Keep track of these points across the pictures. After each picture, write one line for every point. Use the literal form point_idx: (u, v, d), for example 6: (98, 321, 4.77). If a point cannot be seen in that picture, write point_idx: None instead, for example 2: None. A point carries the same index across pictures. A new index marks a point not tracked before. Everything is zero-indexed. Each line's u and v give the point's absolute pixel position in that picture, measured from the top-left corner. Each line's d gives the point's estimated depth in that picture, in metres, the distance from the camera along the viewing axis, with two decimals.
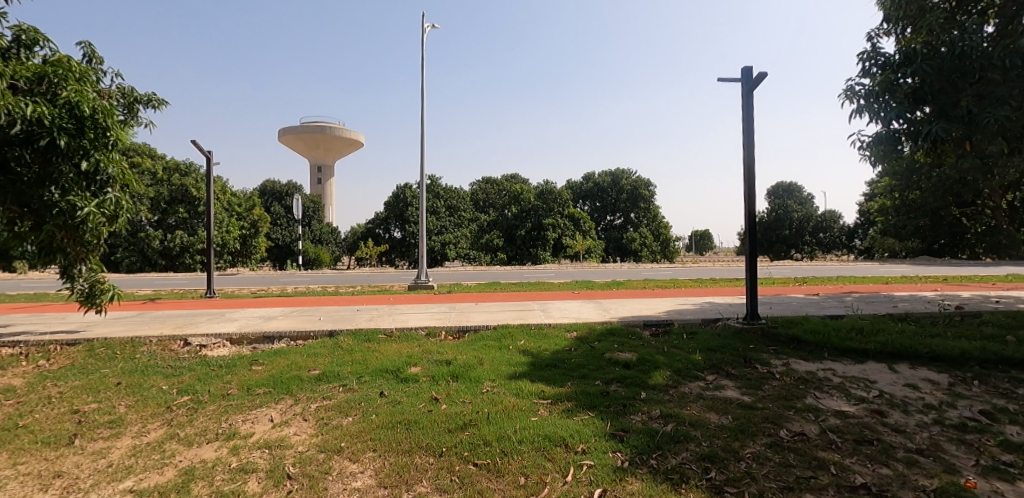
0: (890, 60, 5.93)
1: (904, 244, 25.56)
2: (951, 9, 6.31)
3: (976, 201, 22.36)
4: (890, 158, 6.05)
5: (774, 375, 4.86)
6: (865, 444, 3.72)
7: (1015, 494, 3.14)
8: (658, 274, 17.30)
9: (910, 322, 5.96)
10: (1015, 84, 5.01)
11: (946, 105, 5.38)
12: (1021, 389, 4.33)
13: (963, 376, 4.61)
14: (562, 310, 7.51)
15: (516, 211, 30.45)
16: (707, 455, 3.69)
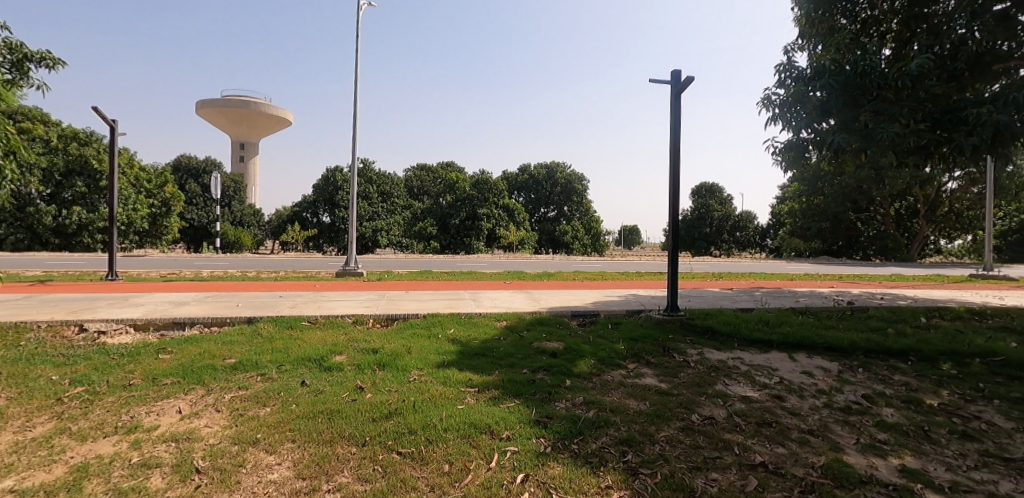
0: (803, 73, 6.30)
1: (809, 245, 27.25)
2: (857, 31, 6.90)
3: (869, 207, 26.04)
4: (799, 164, 6.57)
5: (689, 363, 5.13)
6: (766, 426, 4.08)
7: (886, 469, 3.57)
8: (583, 265, 17.77)
9: (809, 315, 6.51)
10: (905, 104, 5.59)
11: (849, 119, 5.86)
12: (897, 375, 4.85)
13: (851, 364, 5.09)
14: (493, 300, 7.54)
15: (451, 200, 30.15)
16: (625, 439, 3.89)
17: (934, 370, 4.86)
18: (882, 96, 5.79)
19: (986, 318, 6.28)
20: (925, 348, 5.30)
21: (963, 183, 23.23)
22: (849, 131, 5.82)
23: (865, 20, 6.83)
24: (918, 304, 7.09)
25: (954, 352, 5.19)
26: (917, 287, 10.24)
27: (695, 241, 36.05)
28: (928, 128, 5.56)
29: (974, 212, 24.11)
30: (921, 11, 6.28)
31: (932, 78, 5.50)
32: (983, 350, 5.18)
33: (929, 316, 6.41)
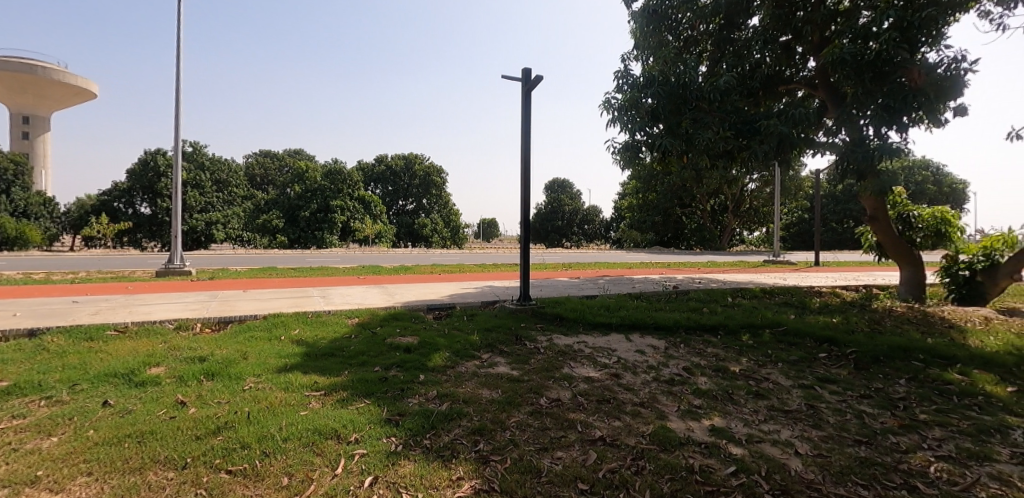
0: (636, 81, 6.92)
1: (644, 236, 30.42)
2: (680, 47, 7.75)
3: (691, 203, 30.12)
4: (634, 163, 7.21)
5: (539, 349, 5.39)
6: (604, 403, 4.45)
7: (699, 430, 4.12)
8: (423, 257, 17.67)
9: (642, 299, 7.28)
10: (716, 114, 6.48)
11: (673, 125, 6.65)
12: (709, 348, 5.62)
13: (674, 341, 5.78)
14: (344, 296, 7.17)
15: (299, 190, 28.28)
16: (477, 429, 3.93)
17: (737, 341, 5.73)
18: (698, 106, 6.64)
19: (774, 296, 7.63)
20: (730, 322, 6.22)
21: (759, 184, 28.18)
22: (674, 135, 6.63)
23: (686, 38, 7.77)
24: (725, 286, 8.35)
25: (751, 325, 6.18)
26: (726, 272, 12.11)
27: (549, 234, 38.68)
28: (732, 135, 6.43)
29: (768, 209, 29.40)
30: (728, 35, 7.42)
31: (734, 93, 6.45)
32: (771, 321, 6.26)
33: (733, 296, 7.58)
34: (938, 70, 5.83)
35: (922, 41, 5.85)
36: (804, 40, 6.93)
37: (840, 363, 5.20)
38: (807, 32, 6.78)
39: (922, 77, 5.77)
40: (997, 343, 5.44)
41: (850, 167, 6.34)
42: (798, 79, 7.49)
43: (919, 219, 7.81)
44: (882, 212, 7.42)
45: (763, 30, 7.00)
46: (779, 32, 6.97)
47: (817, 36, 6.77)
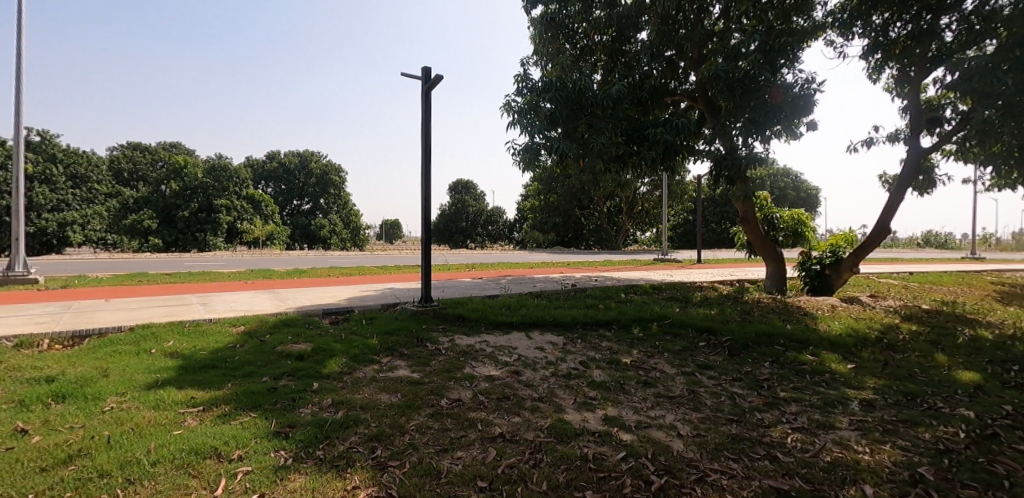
0: (535, 86, 7.10)
1: (546, 237, 31.54)
2: (577, 56, 8.08)
3: (589, 205, 31.78)
4: (533, 165, 7.36)
5: (441, 351, 5.39)
6: (504, 400, 4.54)
7: (594, 420, 4.35)
8: (307, 260, 16.91)
9: (542, 297, 7.55)
10: (609, 120, 6.83)
11: (570, 128, 6.90)
12: (604, 342, 5.95)
13: (572, 336, 6.03)
14: (228, 303, 6.66)
15: (177, 188, 26.19)
16: (375, 435, 3.83)
17: (628, 334, 6.13)
18: (593, 113, 7.00)
19: (661, 291, 8.26)
20: (623, 317, 6.63)
21: (649, 188, 30.52)
22: (571, 139, 6.88)
23: (582, 47, 8.07)
24: (620, 284, 8.89)
25: (641, 318, 6.64)
26: (621, 271, 12.90)
27: (453, 235, 38.80)
28: (623, 141, 6.87)
29: (657, 211, 31.85)
30: (620, 47, 7.90)
31: (625, 102, 6.93)
32: (658, 315, 6.76)
33: (626, 292, 8.09)
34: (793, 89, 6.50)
35: (782, 62, 6.51)
36: (686, 56, 7.58)
37: (717, 350, 5.75)
38: (687, 48, 7.39)
39: (780, 96, 6.41)
40: (839, 326, 6.34)
41: (726, 173, 6.98)
42: (681, 91, 8.08)
43: (781, 221, 8.88)
44: (751, 215, 8.26)
45: (651, 45, 7.58)
46: (664, 47, 7.51)
47: (696, 53, 7.43)
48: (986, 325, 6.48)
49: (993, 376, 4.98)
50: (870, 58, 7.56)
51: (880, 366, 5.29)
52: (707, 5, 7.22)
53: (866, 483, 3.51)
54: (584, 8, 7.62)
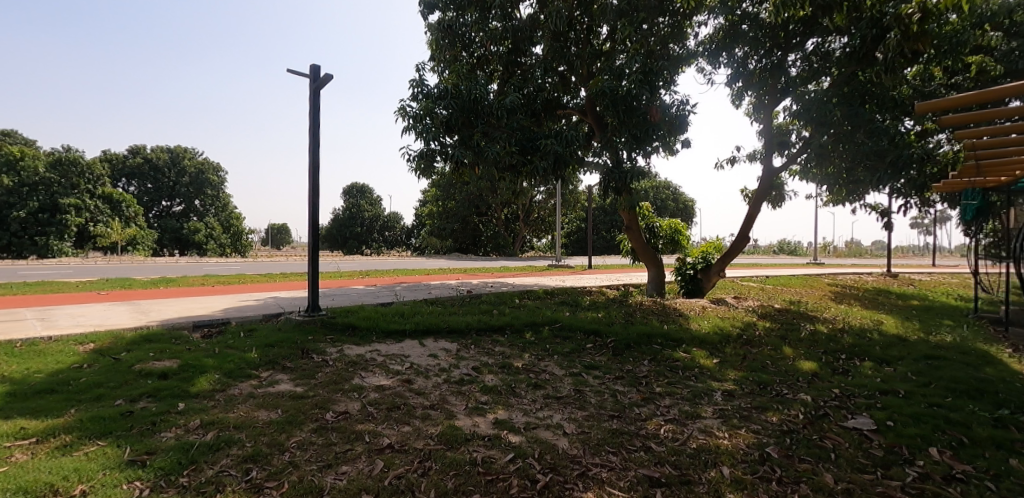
0: (431, 92, 7.12)
1: (444, 244, 31.90)
2: (474, 64, 8.25)
3: (487, 212, 32.60)
4: (428, 172, 7.33)
5: (327, 362, 5.22)
6: (394, 410, 4.49)
7: (484, 424, 4.44)
8: (167, 269, 15.36)
9: (437, 303, 7.58)
10: (504, 130, 7.01)
11: (466, 136, 7.07)
12: (498, 347, 6.10)
13: (466, 342, 6.12)
14: (74, 318, 5.89)
15: (9, 183, 22.68)
16: (250, 456, 3.59)
17: (520, 339, 6.34)
18: (488, 122, 7.12)
19: (553, 296, 8.67)
20: (516, 322, 6.85)
21: (545, 196, 31.92)
22: (466, 146, 7.06)
23: (478, 56, 8.24)
24: (515, 290, 9.16)
25: (533, 323, 6.90)
26: (518, 276, 13.27)
27: (349, 240, 37.62)
28: (517, 151, 7.00)
29: (552, 219, 33.31)
30: (515, 59, 8.01)
31: (518, 112, 7.09)
32: (550, 318, 7.08)
33: (520, 297, 8.36)
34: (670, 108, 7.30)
35: (659, 84, 7.17)
36: (576, 72, 8.07)
37: (602, 351, 6.14)
38: (577, 65, 7.86)
39: (658, 114, 7.13)
40: (708, 325, 7.06)
41: (613, 185, 7.38)
42: (573, 106, 8.48)
43: (660, 229, 9.69)
44: (635, 224, 9.12)
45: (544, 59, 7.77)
46: (556, 62, 7.79)
47: (585, 70, 7.94)
48: (823, 320, 7.56)
49: (825, 363, 5.83)
50: (733, 86, 8.48)
51: (739, 359, 5.97)
52: (594, 26, 7.83)
53: (724, 466, 3.95)
54: (481, 17, 7.77)
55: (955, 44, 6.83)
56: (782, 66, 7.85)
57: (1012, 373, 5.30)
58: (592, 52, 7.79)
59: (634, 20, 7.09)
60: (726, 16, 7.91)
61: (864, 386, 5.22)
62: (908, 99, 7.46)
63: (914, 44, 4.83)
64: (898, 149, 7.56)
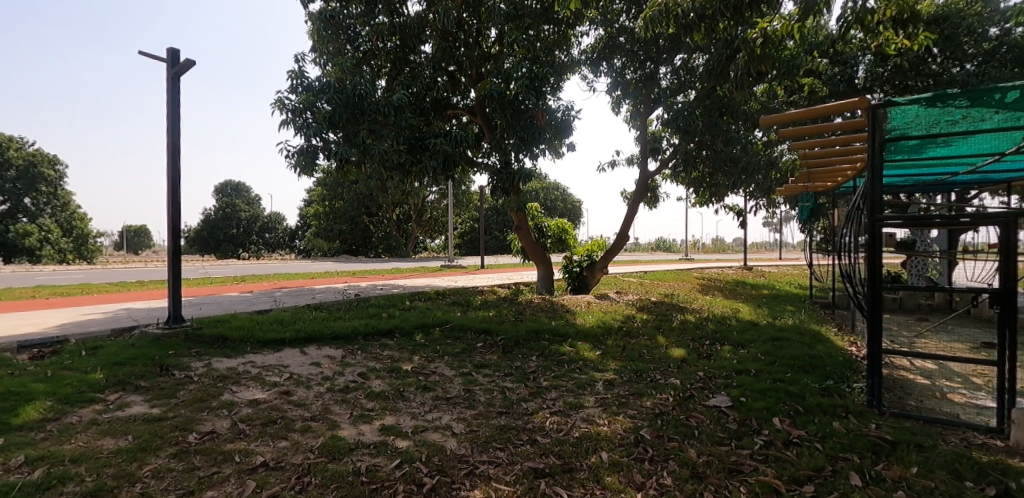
0: (312, 84, 6.82)
1: (331, 245, 31.04)
2: (360, 58, 8.03)
3: (378, 212, 32.23)
4: (310, 170, 6.98)
5: (191, 378, 4.82)
6: (270, 425, 4.22)
7: (370, 432, 4.31)
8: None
9: (322, 308, 7.32)
10: (391, 128, 6.91)
11: (350, 134, 6.79)
12: (386, 350, 6.02)
13: (352, 348, 5.97)
14: None
15: None
16: (90, 492, 3.13)
17: (409, 341, 6.29)
18: (375, 119, 6.98)
19: (445, 296, 8.77)
20: (405, 324, 6.81)
21: (437, 196, 32.34)
22: (351, 144, 6.75)
23: (365, 50, 8.09)
24: (406, 292, 9.13)
25: (424, 325, 6.90)
26: (408, 278, 13.15)
27: (221, 243, 34.50)
28: (406, 150, 6.88)
29: (445, 219, 33.88)
30: (404, 57, 8.04)
31: (406, 111, 7.01)
32: (441, 319, 7.13)
33: (411, 299, 8.31)
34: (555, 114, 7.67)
35: (545, 89, 7.40)
36: (466, 73, 8.16)
37: (492, 349, 6.29)
38: (466, 65, 7.98)
39: (543, 118, 7.38)
40: (593, 319, 7.54)
41: (501, 186, 7.57)
42: (462, 106, 8.67)
43: (548, 229, 10.27)
44: (524, 224, 9.38)
45: (433, 59, 7.77)
46: (445, 61, 7.83)
47: (473, 71, 8.11)
48: (691, 310, 8.40)
49: (692, 349, 6.46)
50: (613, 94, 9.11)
51: (618, 350, 6.43)
52: (483, 29, 7.98)
53: (603, 451, 4.20)
54: (366, 11, 7.68)
55: (791, 67, 7.92)
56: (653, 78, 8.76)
57: (836, 348, 6.25)
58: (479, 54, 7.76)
59: (521, 24, 7.53)
60: (605, 28, 8.48)
61: (723, 367, 5.84)
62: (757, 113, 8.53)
63: (759, 64, 5.38)
64: (748, 156, 8.57)
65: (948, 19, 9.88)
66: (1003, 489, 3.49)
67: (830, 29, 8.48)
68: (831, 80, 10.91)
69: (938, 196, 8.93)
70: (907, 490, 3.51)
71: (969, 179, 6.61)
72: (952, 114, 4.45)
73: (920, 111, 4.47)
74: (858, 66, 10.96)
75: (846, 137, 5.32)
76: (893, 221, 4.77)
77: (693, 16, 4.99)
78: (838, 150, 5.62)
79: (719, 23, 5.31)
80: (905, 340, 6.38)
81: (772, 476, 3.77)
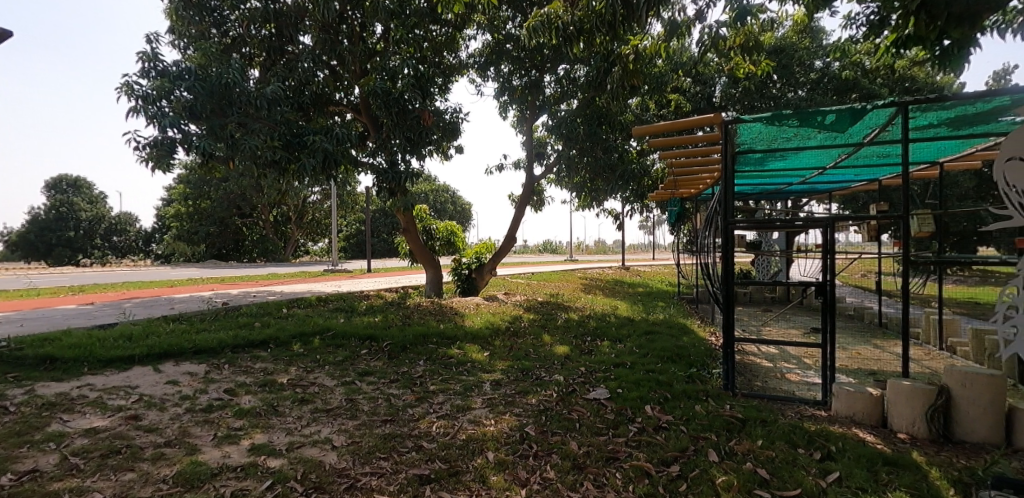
0: (167, 70, 6.40)
1: (195, 249, 28.37)
2: (227, 45, 7.67)
3: (252, 213, 29.93)
4: (166, 165, 6.45)
5: (6, 410, 4.07)
6: (112, 455, 3.66)
7: (236, 453, 3.90)
8: None
9: (182, 320, 6.74)
10: (263, 122, 6.70)
11: (215, 126, 6.47)
12: (257, 363, 5.64)
13: (217, 363, 5.51)
14: None
15: None
16: None
17: (285, 352, 5.97)
18: (244, 111, 6.70)
19: (327, 303, 8.56)
20: (281, 334, 6.46)
21: (320, 197, 30.99)
22: (216, 137, 6.41)
23: (234, 36, 7.75)
24: (282, 299, 8.79)
25: (302, 334, 6.59)
26: (287, 284, 12.38)
27: (54, 248, 29.25)
28: (281, 146, 6.64)
29: (327, 221, 32.49)
30: (280, 46, 7.84)
31: (282, 104, 6.75)
32: (321, 328, 6.86)
33: (288, 307, 8.05)
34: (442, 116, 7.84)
35: (431, 89, 7.54)
36: (349, 69, 8.08)
37: (376, 356, 6.14)
38: (349, 60, 7.82)
39: (431, 118, 7.40)
40: (480, 321, 7.67)
41: (387, 185, 7.40)
42: (346, 102, 8.51)
43: (437, 231, 10.16)
44: (411, 226, 9.46)
45: (313, 50, 7.64)
46: (326, 56, 7.77)
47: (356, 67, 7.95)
48: (574, 309, 8.90)
49: (574, 346, 6.79)
50: (500, 98, 9.53)
51: (506, 351, 6.57)
52: (368, 24, 8.06)
53: (489, 451, 4.20)
54: None
55: (661, 82, 8.82)
56: (537, 85, 9.18)
57: (699, 339, 6.94)
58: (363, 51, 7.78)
59: (406, 22, 7.56)
60: (493, 34, 8.66)
61: (603, 361, 6.21)
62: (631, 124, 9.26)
63: (631, 78, 5.82)
64: (623, 163, 9.42)
65: (784, 51, 11.51)
66: (827, 452, 4.03)
67: (690, 51, 9.40)
68: (694, 98, 12.03)
69: (778, 203, 10.35)
70: (754, 461, 3.95)
71: (800, 189, 7.74)
72: (785, 132, 5.14)
73: (761, 128, 5.09)
74: (715, 86, 12.20)
75: (705, 149, 5.91)
76: (741, 224, 5.38)
77: (573, 29, 5.31)
78: (699, 160, 6.23)
79: (594, 38, 5.67)
80: (753, 329, 7.28)
81: (644, 460, 4.03)
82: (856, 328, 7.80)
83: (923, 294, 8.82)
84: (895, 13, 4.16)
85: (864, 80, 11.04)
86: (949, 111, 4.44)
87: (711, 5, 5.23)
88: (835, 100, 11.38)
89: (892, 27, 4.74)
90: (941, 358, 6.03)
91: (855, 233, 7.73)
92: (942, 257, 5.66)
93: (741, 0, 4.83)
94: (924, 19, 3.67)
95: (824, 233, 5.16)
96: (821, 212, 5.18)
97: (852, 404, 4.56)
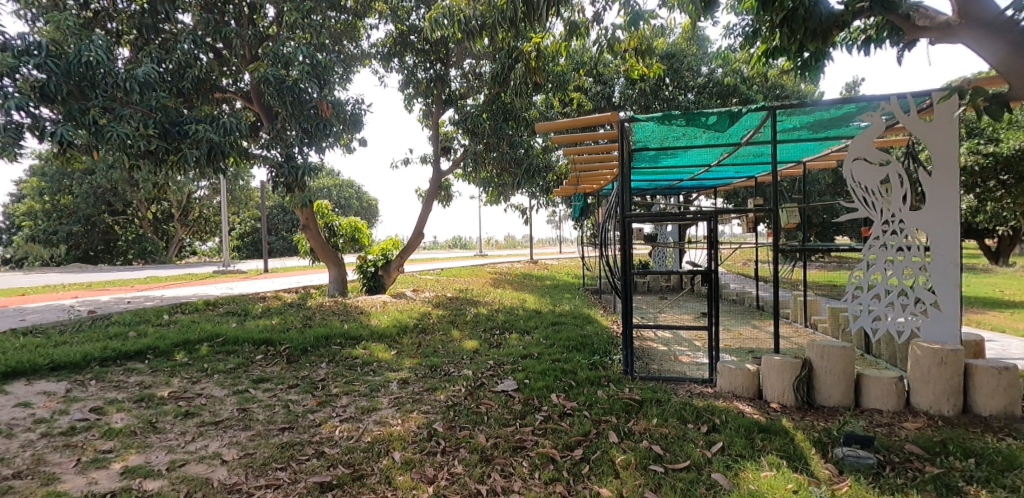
0: (9, 44, 5.55)
1: (54, 250, 24.96)
2: (89, 20, 7.09)
3: (126, 211, 26.89)
4: (8, 155, 5.53)
5: None
6: None
7: (106, 479, 3.44)
8: None
9: (36, 335, 5.96)
10: (137, 109, 6.09)
11: (75, 110, 5.71)
12: (130, 377, 5.15)
13: (81, 379, 4.97)
14: None
15: None
16: None
17: (166, 363, 5.53)
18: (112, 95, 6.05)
19: (217, 307, 7.97)
20: (161, 343, 5.96)
21: (208, 193, 28.65)
22: (76, 123, 5.67)
23: (96, 10, 7.18)
24: (162, 305, 8.02)
25: (186, 342, 6.11)
26: (170, 288, 11.29)
27: None
28: (157, 135, 6.18)
29: (217, 218, 30.18)
30: (153, 23, 7.26)
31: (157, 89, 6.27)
32: (209, 334, 6.40)
33: (170, 313, 7.34)
34: (341, 107, 7.57)
35: (331, 79, 7.24)
36: (237, 52, 7.65)
37: (273, 361, 5.85)
38: (236, 43, 7.43)
39: (330, 110, 7.21)
40: (387, 319, 7.54)
41: (283, 180, 7.02)
42: (234, 89, 8.17)
43: (340, 228, 10.02)
44: (311, 222, 9.04)
45: (194, 29, 7.16)
46: (209, 36, 7.32)
47: (245, 51, 7.60)
48: (484, 303, 9.03)
49: (483, 340, 6.89)
50: (406, 91, 9.37)
51: (414, 348, 6.53)
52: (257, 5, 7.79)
53: (395, 451, 4.07)
54: None
55: (562, 82, 9.14)
56: (443, 79, 9.13)
57: (601, 327, 7.32)
58: (253, 34, 7.47)
59: (300, 7, 7.28)
60: (396, 23, 8.71)
61: (511, 354, 6.36)
62: (536, 120, 9.48)
63: (533, 75, 5.99)
64: (529, 158, 9.73)
65: (675, 56, 12.38)
66: (712, 425, 4.40)
67: (590, 53, 9.90)
68: (595, 97, 12.70)
69: (672, 197, 11.14)
70: (650, 439, 4.21)
71: (690, 185, 8.35)
72: (674, 131, 5.51)
73: (653, 127, 5.40)
74: (614, 87, 12.88)
75: (606, 146, 6.18)
76: (637, 218, 5.69)
77: (476, 23, 5.31)
78: (600, 156, 6.50)
79: (498, 33, 5.71)
80: (650, 316, 7.79)
81: (550, 446, 4.15)
82: (738, 311, 8.64)
83: (793, 278, 9.95)
84: (764, 25, 4.59)
85: (742, 87, 12.24)
86: (809, 116, 4.97)
87: (607, 9, 5.48)
88: (719, 104, 12.48)
89: (762, 39, 5.14)
90: (807, 334, 6.81)
91: (736, 225, 8.53)
92: (807, 246, 6.37)
93: (634, 6, 5.07)
94: (786, 32, 3.98)
95: (708, 226, 5.59)
96: (706, 206, 5.60)
97: (733, 380, 4.99)
